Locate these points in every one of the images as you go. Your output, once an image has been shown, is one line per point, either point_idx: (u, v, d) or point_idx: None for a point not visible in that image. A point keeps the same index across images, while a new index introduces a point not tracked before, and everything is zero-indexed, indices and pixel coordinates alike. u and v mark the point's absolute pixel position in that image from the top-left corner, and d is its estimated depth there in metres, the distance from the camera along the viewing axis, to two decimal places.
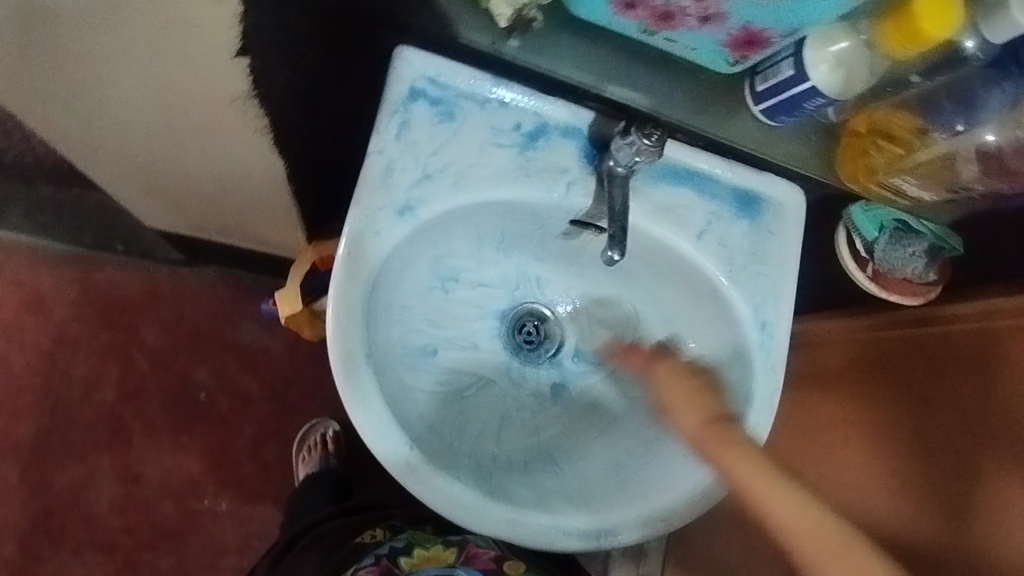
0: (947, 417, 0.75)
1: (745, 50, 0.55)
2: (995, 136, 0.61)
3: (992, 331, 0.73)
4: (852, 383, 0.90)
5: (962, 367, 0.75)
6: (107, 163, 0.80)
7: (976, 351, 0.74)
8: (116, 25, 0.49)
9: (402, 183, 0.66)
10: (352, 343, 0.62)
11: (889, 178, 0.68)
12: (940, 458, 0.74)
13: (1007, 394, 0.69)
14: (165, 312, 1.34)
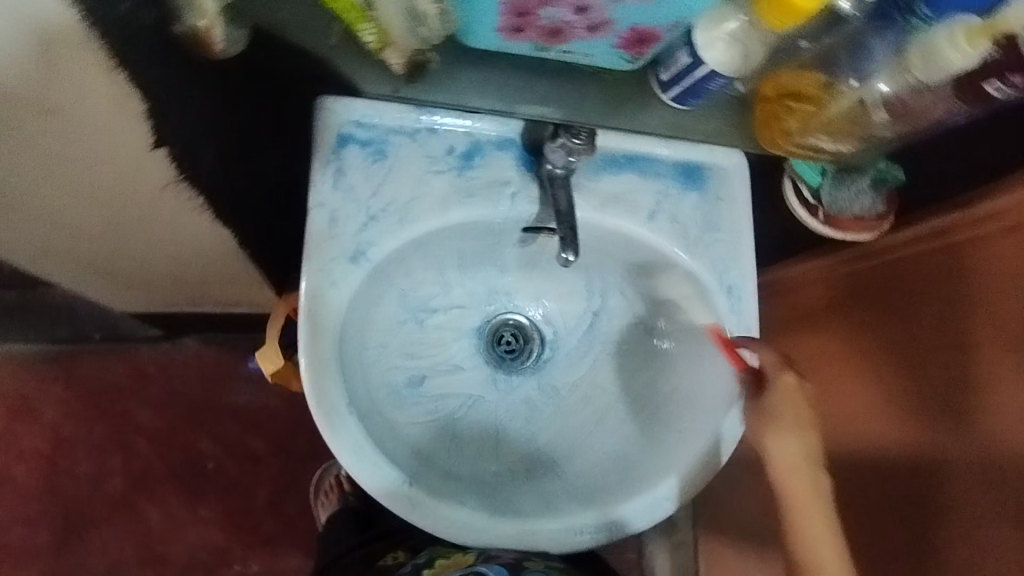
0: (930, 337, 0.76)
1: (638, 48, 0.50)
2: (890, 84, 0.61)
3: (954, 247, 0.75)
4: (834, 319, 0.93)
5: (933, 286, 0.77)
6: (57, 265, 0.80)
7: (944, 268, 0.76)
8: (31, 143, 0.50)
9: (349, 230, 0.66)
10: (332, 396, 0.63)
11: (806, 138, 0.68)
12: (927, 378, 0.76)
13: (976, 304, 0.71)
14: (157, 391, 1.33)
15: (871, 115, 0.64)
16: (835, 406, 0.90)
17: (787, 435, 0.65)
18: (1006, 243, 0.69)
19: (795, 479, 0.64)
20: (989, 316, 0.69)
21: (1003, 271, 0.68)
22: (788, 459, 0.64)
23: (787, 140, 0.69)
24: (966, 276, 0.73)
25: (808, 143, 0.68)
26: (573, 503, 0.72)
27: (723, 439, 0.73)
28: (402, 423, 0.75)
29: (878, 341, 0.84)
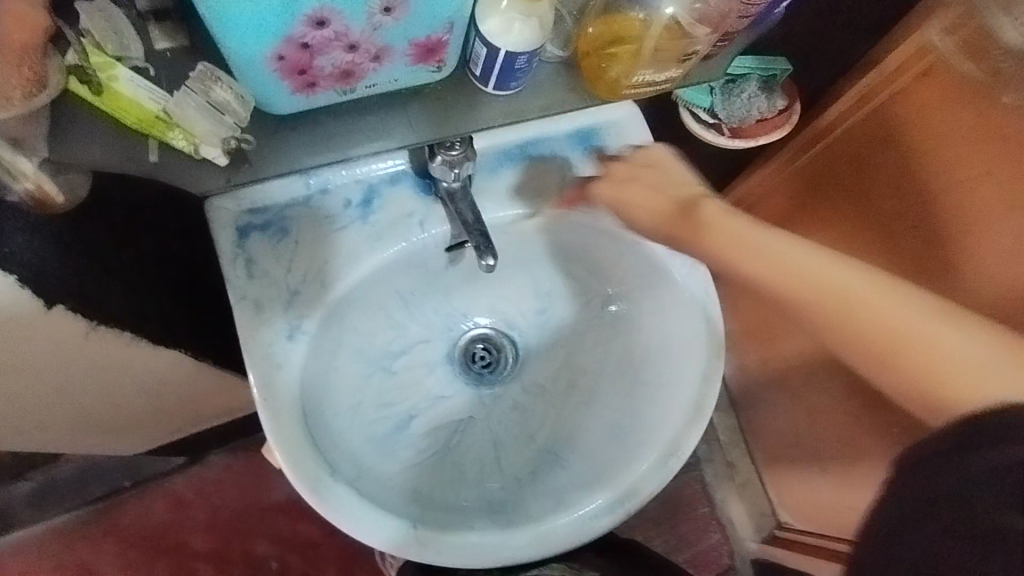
0: (891, 197, 0.83)
1: (435, 58, 0.44)
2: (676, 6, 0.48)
3: (883, 107, 0.82)
4: (808, 214, 0.97)
5: (882, 147, 0.83)
6: (44, 435, 0.82)
7: (882, 129, 0.83)
8: None
9: (277, 312, 0.68)
10: (312, 471, 0.64)
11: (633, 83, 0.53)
12: (908, 230, 0.81)
13: (924, 147, 0.78)
14: (201, 513, 1.36)
15: (689, 36, 0.49)
16: None
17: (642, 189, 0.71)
18: (923, 88, 0.76)
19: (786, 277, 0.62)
20: (936, 157, 0.76)
21: (930, 116, 0.76)
22: (700, 227, 0.68)
23: (620, 89, 0.53)
24: (907, 127, 0.79)
25: (641, 85, 0.53)
26: (582, 490, 0.72)
27: (704, 376, 0.73)
28: (398, 470, 0.75)
29: (856, 217, 0.89)
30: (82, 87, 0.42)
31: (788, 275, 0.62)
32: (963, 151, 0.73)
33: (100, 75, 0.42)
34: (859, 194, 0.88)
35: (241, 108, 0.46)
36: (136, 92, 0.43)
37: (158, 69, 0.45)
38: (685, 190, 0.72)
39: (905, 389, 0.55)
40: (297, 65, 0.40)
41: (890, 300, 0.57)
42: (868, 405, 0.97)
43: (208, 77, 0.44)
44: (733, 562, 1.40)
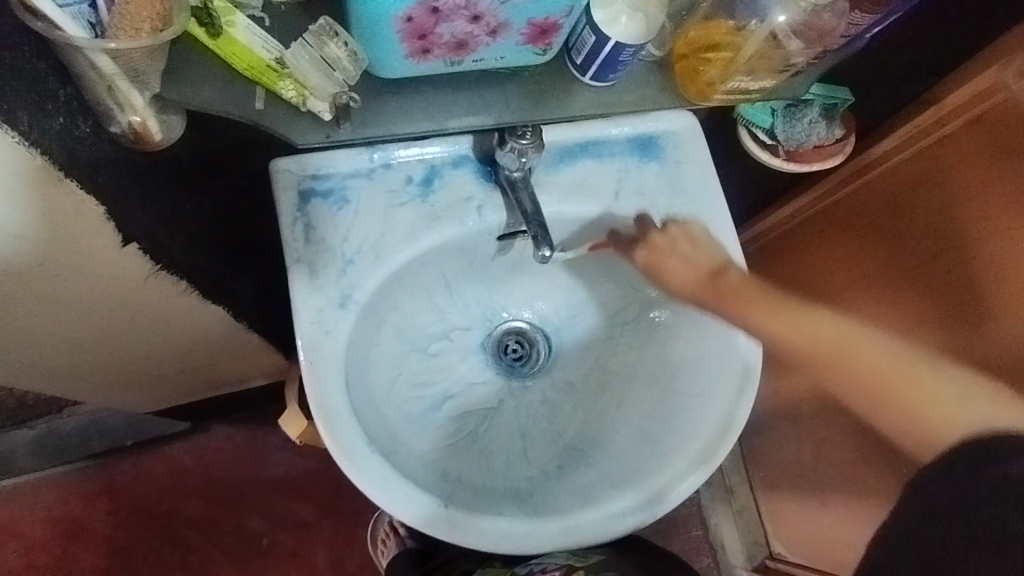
0: (928, 237, 0.84)
1: (545, 40, 0.45)
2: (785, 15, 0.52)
3: (931, 148, 0.83)
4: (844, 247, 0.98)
5: (926, 186, 0.84)
6: (69, 379, 0.81)
7: (928, 169, 0.84)
8: (31, 281, 0.55)
9: (330, 278, 0.68)
10: (351, 439, 0.64)
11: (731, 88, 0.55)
12: (948, 270, 0.82)
13: (971, 190, 0.79)
14: (197, 480, 1.35)
15: (785, 47, 0.53)
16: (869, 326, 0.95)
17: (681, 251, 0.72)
18: (977, 132, 0.77)
19: (801, 328, 0.65)
20: (977, 204, 0.78)
21: (978, 160, 0.77)
22: (726, 295, 0.69)
23: (713, 92, 0.54)
24: (956, 168, 0.81)
25: (734, 91, 0.55)
26: (610, 489, 0.72)
27: (742, 391, 0.74)
28: (426, 450, 0.76)
29: (893, 253, 0.90)
30: (201, 29, 0.44)
31: (798, 324, 0.65)
32: (1000, 200, 0.75)
33: (221, 20, 0.44)
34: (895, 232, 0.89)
35: (351, 67, 0.47)
36: (252, 40, 0.45)
37: (272, 21, 0.47)
38: (712, 261, 0.72)
39: (903, 420, 0.57)
40: (420, 28, 0.41)
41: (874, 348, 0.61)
42: (881, 444, 0.96)
43: (326, 33, 0.47)
44: None
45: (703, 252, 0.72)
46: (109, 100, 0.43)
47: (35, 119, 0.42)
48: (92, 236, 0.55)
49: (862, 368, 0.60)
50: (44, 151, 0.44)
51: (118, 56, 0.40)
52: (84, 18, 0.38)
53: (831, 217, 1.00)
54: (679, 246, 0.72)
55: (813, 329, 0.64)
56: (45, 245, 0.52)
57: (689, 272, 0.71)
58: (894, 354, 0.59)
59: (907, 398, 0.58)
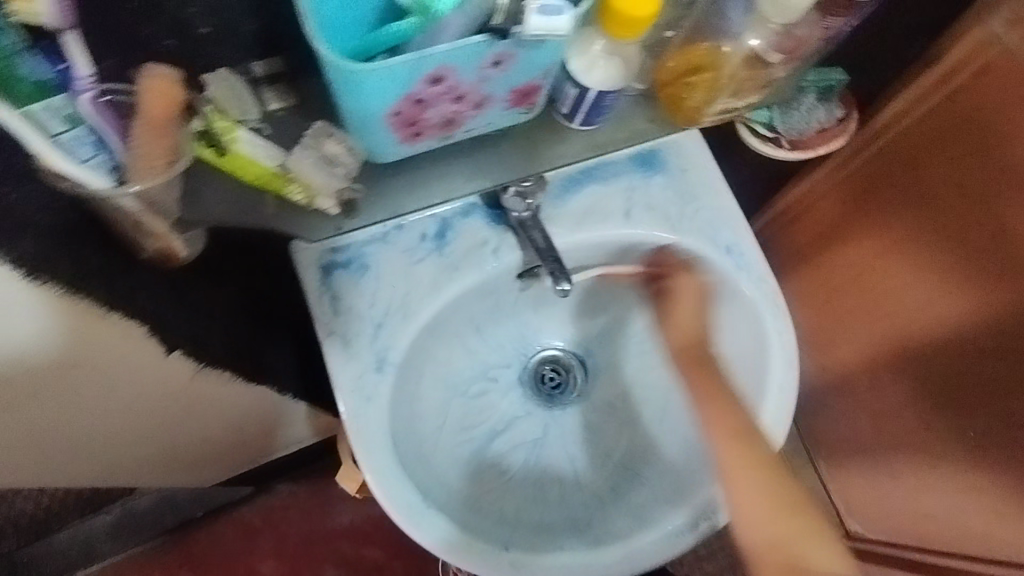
0: (956, 197, 0.83)
1: (528, 100, 0.46)
2: (758, 38, 0.51)
3: (941, 109, 0.81)
4: (869, 219, 0.98)
5: (942, 147, 0.83)
6: (136, 469, 0.86)
7: (941, 130, 0.82)
8: (84, 380, 0.61)
9: (364, 344, 0.70)
10: (407, 498, 0.66)
11: (712, 108, 0.56)
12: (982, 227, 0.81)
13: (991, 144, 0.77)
14: (269, 539, 1.39)
15: (766, 63, 0.52)
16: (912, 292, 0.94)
17: (686, 309, 0.76)
18: (986, 84, 0.75)
19: (721, 431, 0.69)
20: (1001, 156, 0.76)
21: (995, 113, 0.75)
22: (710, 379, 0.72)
23: (702, 116, 0.57)
24: (967, 127, 0.79)
25: (720, 110, 0.57)
26: (665, 507, 0.73)
27: (782, 389, 0.75)
28: (480, 493, 0.77)
29: (922, 218, 0.89)
30: (207, 151, 0.45)
31: (730, 431, 0.68)
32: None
33: (224, 139, 0.45)
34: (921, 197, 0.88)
35: (348, 159, 0.51)
36: (255, 152, 0.47)
37: (271, 128, 0.49)
38: (697, 323, 0.75)
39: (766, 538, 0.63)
40: (408, 118, 0.42)
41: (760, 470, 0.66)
42: (941, 408, 0.95)
43: (322, 134, 0.50)
44: None
45: (690, 321, 0.75)
46: (135, 232, 0.46)
47: (74, 265, 0.46)
48: (133, 343, 0.60)
49: (749, 479, 0.66)
50: (84, 289, 0.49)
51: (141, 195, 0.42)
52: (105, 164, 0.40)
53: (851, 191, 0.99)
54: (687, 302, 0.76)
55: (740, 446, 0.67)
56: (88, 352, 0.58)
57: (684, 318, 0.75)
58: (763, 472, 0.66)
59: (776, 528, 0.64)
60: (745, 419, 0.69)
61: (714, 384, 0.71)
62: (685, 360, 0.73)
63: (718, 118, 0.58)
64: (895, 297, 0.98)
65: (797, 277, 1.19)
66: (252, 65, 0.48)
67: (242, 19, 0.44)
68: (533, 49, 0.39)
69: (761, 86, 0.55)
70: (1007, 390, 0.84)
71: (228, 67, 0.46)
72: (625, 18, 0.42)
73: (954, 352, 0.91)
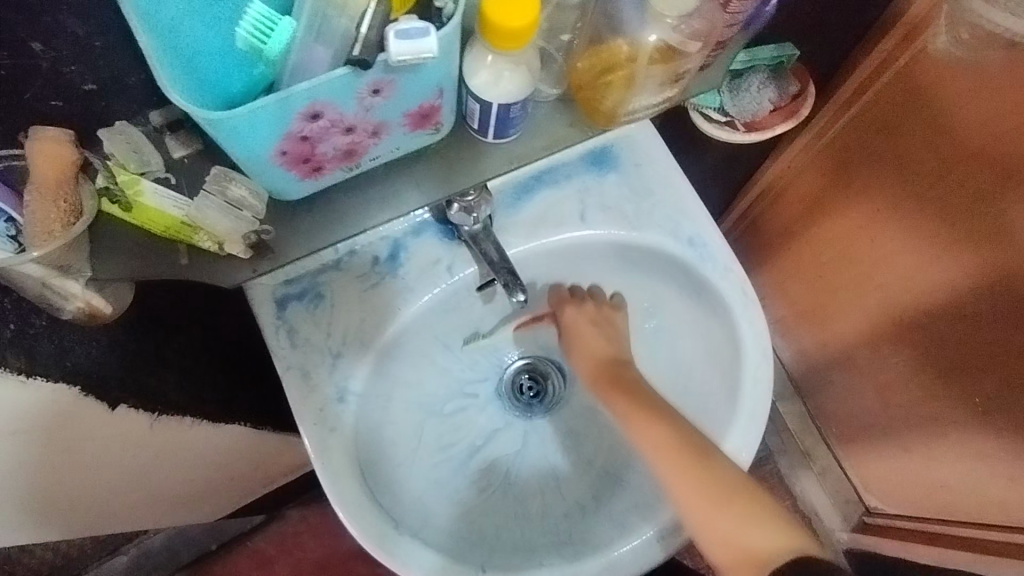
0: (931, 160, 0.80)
1: (431, 121, 0.45)
2: (658, 32, 0.48)
3: (905, 72, 0.78)
4: (849, 190, 0.95)
5: (911, 111, 0.80)
6: (126, 524, 0.86)
7: (909, 94, 0.79)
8: (45, 454, 0.63)
9: (324, 376, 0.69)
10: (379, 528, 0.66)
11: (628, 107, 0.55)
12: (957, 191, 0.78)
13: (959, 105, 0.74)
14: (285, 566, 1.38)
15: (680, 53, 0.50)
16: (899, 260, 0.92)
17: (591, 336, 0.76)
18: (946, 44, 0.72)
19: (658, 447, 0.66)
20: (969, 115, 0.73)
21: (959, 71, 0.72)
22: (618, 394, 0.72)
23: (620, 115, 0.56)
24: (934, 88, 0.76)
25: (639, 108, 0.56)
26: (647, 510, 0.72)
27: (757, 379, 0.73)
28: (464, 512, 0.76)
29: (902, 184, 0.86)
30: (113, 205, 0.47)
31: (650, 436, 0.67)
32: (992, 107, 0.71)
33: (128, 192, 0.46)
34: (898, 162, 0.86)
35: (255, 202, 0.50)
36: (161, 203, 0.47)
37: (180, 178, 0.49)
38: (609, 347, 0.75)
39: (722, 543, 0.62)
40: (300, 154, 0.41)
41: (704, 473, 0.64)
42: (939, 377, 0.92)
43: (223, 179, 0.49)
44: None
45: (608, 339, 0.76)
46: (52, 298, 0.49)
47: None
48: (78, 412, 0.62)
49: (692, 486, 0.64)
50: (1, 362, 0.51)
51: (43, 260, 0.45)
52: (3, 234, 0.45)
53: (828, 162, 0.96)
54: (601, 327, 0.76)
55: (676, 457, 0.65)
56: (41, 427, 0.60)
57: (592, 338, 0.76)
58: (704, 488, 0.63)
59: (720, 528, 0.62)
60: (668, 425, 0.67)
61: (635, 398, 0.70)
62: (603, 383, 0.74)
63: (638, 115, 0.57)
64: (882, 266, 0.96)
65: (784, 255, 1.15)
66: (150, 115, 0.47)
67: (130, 70, 0.43)
68: (412, 72, 0.38)
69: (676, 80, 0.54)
70: (1000, 354, 0.81)
71: (125, 120, 0.46)
72: (504, 30, 0.41)
73: (945, 319, 0.88)
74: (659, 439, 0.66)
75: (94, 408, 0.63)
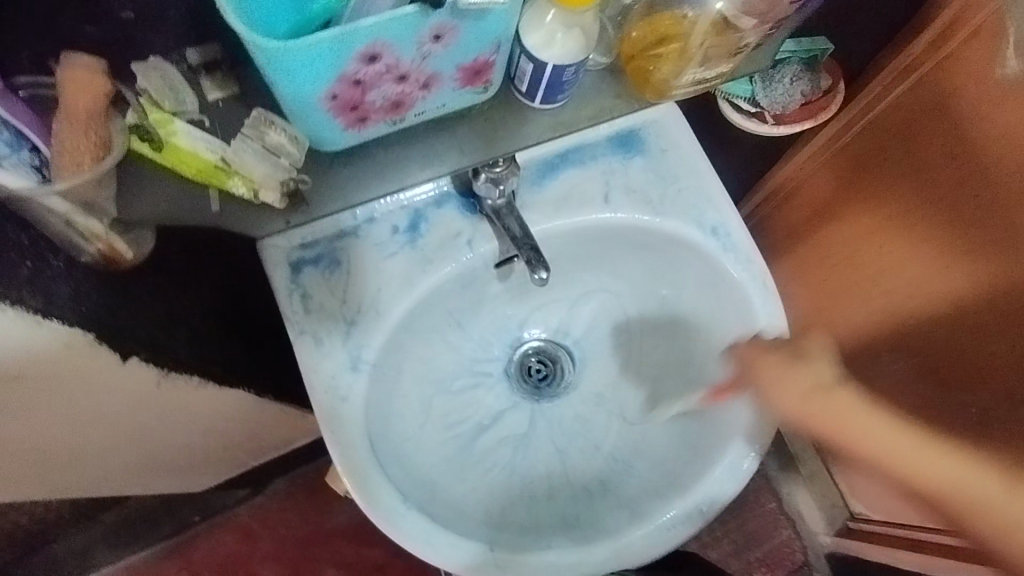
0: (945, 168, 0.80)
1: (482, 79, 0.44)
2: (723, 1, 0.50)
3: (930, 78, 0.78)
4: (859, 195, 0.94)
5: (928, 119, 0.80)
6: (119, 487, 0.84)
7: (927, 101, 0.79)
8: (57, 405, 0.61)
9: (337, 344, 0.68)
10: (386, 501, 0.65)
11: (679, 80, 0.55)
12: (967, 202, 0.78)
13: (972, 118, 0.74)
14: (269, 541, 1.34)
15: (736, 27, 0.51)
16: (901, 269, 0.91)
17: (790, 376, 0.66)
18: (972, 52, 0.72)
19: (893, 450, 0.63)
20: (983, 128, 0.73)
21: (976, 77, 0.72)
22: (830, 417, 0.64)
23: (670, 89, 0.55)
24: (954, 95, 0.76)
25: (688, 82, 0.55)
26: (657, 499, 0.72)
27: None
28: (467, 491, 0.75)
29: (911, 192, 0.86)
30: (145, 144, 0.47)
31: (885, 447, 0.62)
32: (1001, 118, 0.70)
33: (161, 131, 0.47)
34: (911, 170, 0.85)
35: (293, 148, 0.51)
36: (195, 144, 0.48)
37: (212, 120, 0.50)
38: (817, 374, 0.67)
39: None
40: (348, 101, 0.41)
41: (951, 473, 0.61)
42: (933, 388, 0.91)
43: (262, 123, 0.50)
44: (807, 559, 1.28)
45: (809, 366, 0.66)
46: (74, 236, 0.48)
47: (10, 281, 0.47)
48: (93, 363, 0.61)
49: (936, 467, 0.61)
50: (17, 301, 0.48)
51: (67, 194, 0.44)
52: (27, 163, 0.42)
53: (840, 166, 0.96)
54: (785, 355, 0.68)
55: (932, 458, 0.62)
56: (51, 375, 0.57)
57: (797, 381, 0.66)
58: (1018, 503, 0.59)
59: None
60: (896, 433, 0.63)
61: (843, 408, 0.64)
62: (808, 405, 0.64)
63: (687, 91, 0.57)
64: (885, 274, 0.95)
65: (789, 256, 1.15)
66: (187, 53, 0.47)
67: None
68: (474, 19, 0.38)
69: (732, 54, 0.54)
70: (994, 368, 0.80)
71: (160, 56, 0.46)
72: None
73: (941, 332, 0.87)
74: (913, 457, 0.62)
75: (107, 359, 0.61)
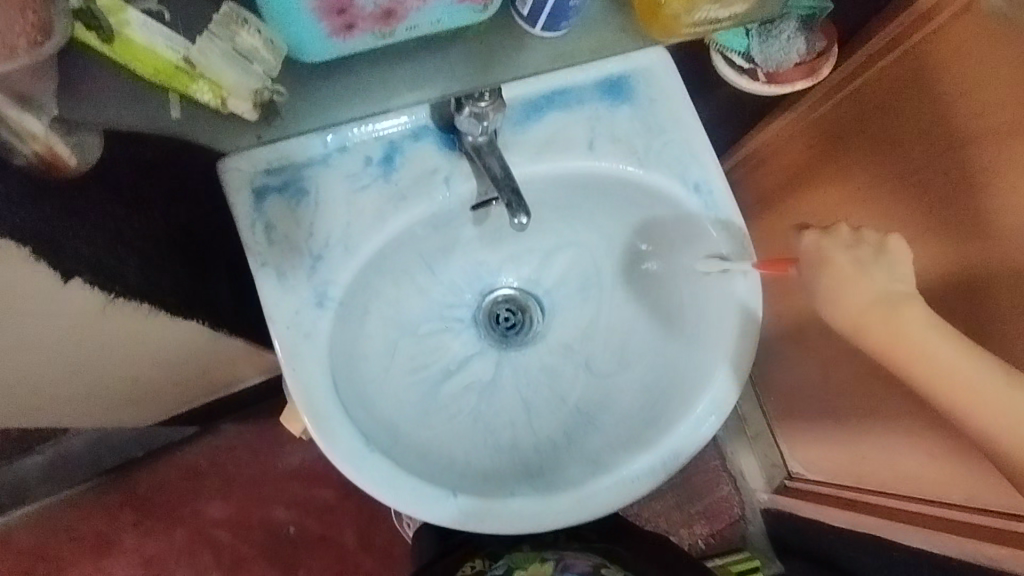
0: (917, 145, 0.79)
1: None
2: None
3: (915, 51, 0.76)
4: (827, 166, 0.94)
5: (907, 93, 0.79)
6: (56, 416, 0.79)
7: (908, 75, 0.78)
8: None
9: (302, 278, 0.64)
10: (348, 444, 0.63)
11: (693, 17, 0.54)
12: (934, 181, 0.77)
13: (951, 96, 0.73)
14: (214, 481, 1.28)
15: None
16: None
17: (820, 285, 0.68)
18: (961, 27, 0.70)
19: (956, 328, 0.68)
20: (962, 107, 0.72)
21: (961, 53, 0.71)
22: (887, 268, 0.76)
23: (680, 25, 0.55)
24: (935, 71, 0.74)
25: (700, 19, 0.55)
26: (621, 452, 0.72)
27: (742, 333, 0.72)
28: (431, 436, 0.74)
29: (880, 167, 0.85)
30: (91, 34, 0.43)
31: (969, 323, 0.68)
32: (990, 97, 0.69)
33: (110, 20, 0.43)
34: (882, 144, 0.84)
35: (269, 56, 0.47)
36: (151, 38, 0.44)
37: (170, 13, 0.45)
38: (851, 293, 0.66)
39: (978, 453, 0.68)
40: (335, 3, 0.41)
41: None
42: None
43: (233, 20, 0.46)
44: (744, 514, 1.33)
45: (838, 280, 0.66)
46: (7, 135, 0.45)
47: None
48: (26, 274, 0.57)
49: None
50: None
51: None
52: None
53: (815, 135, 0.95)
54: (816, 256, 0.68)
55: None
56: None
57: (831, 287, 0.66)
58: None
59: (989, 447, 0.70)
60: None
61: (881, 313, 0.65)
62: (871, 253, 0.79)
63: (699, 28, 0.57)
64: None
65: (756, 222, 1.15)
66: None
67: None
68: None
69: None
70: None
71: None
72: None
73: None
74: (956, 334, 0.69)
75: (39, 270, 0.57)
